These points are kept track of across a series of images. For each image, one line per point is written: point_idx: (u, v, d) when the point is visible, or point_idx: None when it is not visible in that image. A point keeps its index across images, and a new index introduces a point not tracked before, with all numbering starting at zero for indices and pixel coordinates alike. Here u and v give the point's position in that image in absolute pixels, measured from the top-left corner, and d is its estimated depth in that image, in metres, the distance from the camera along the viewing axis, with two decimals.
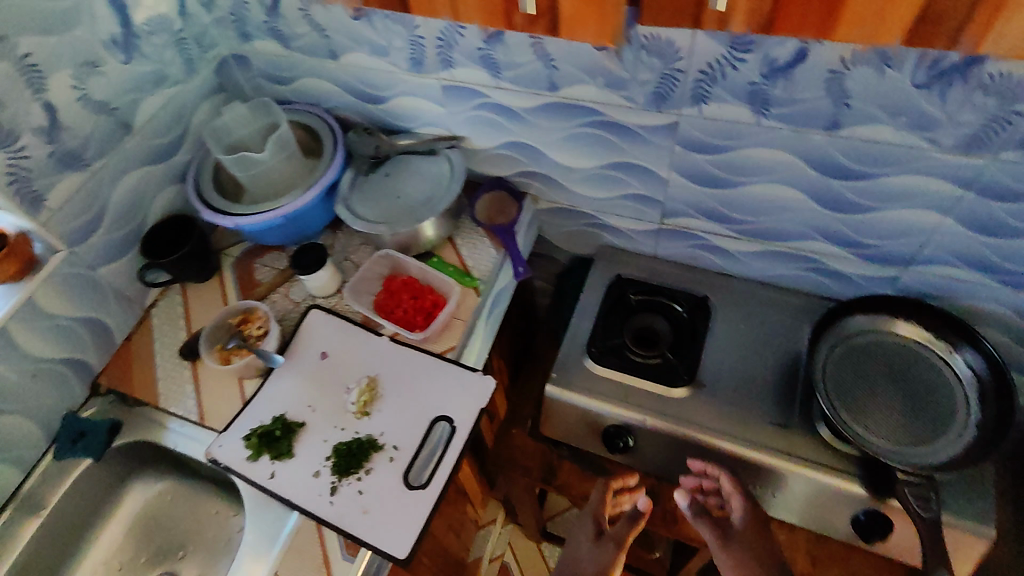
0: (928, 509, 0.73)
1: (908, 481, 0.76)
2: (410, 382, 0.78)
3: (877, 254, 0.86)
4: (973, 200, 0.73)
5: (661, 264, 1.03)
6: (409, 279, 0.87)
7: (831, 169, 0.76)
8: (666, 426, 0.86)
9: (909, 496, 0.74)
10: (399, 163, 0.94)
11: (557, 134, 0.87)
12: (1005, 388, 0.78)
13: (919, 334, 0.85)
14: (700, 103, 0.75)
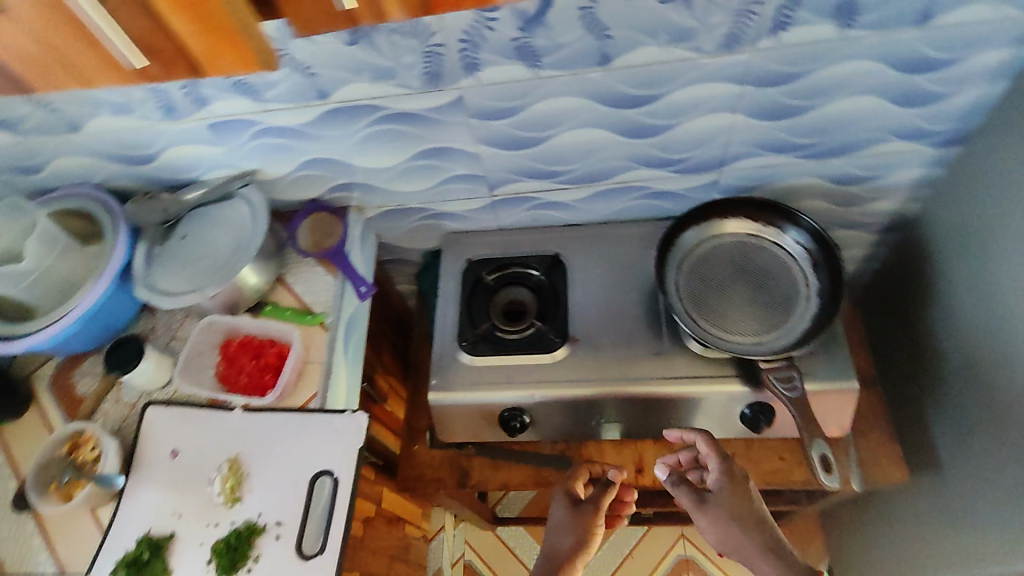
0: (793, 389, 0.79)
1: (775, 367, 0.80)
2: (276, 452, 0.75)
3: (695, 164, 0.88)
4: (752, 91, 0.75)
5: (510, 235, 1.00)
6: (245, 339, 0.84)
7: (622, 99, 0.76)
8: (553, 394, 0.85)
9: (775, 381, 0.79)
10: (196, 219, 0.86)
11: (350, 141, 0.82)
12: (829, 251, 0.85)
13: (748, 226, 0.90)
14: (472, 73, 0.72)
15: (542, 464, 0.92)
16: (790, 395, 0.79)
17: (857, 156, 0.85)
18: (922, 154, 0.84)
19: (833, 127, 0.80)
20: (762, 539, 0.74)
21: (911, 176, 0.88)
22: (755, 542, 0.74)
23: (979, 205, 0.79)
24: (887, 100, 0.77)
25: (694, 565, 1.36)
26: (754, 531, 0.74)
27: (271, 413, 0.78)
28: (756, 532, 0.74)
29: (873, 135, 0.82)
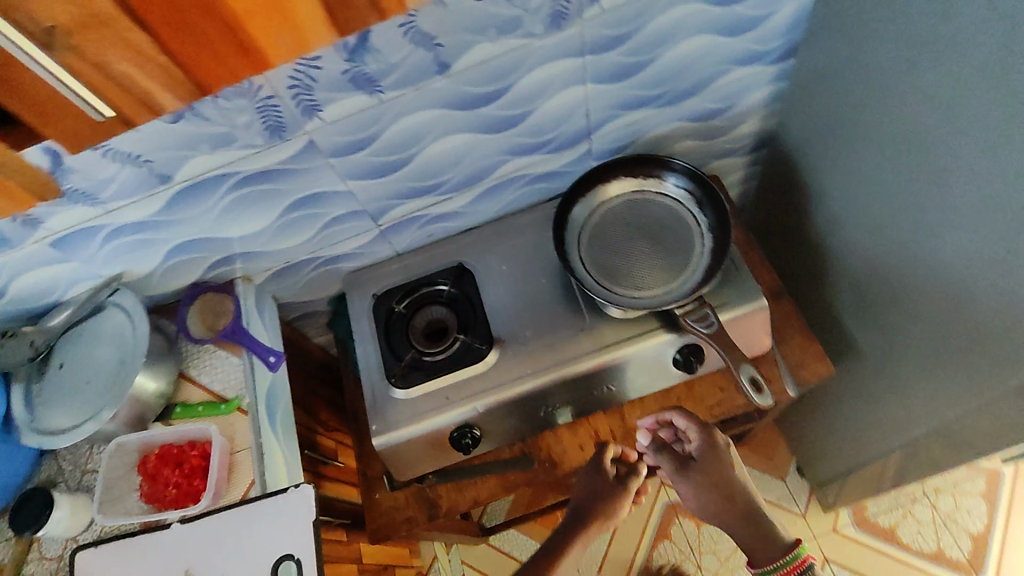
0: (711, 326, 0.81)
1: (687, 310, 0.82)
2: (228, 555, 0.72)
3: (564, 141, 0.88)
4: (593, 60, 0.76)
5: (409, 257, 0.98)
6: (162, 449, 0.79)
7: (474, 101, 0.75)
8: (494, 401, 0.85)
9: (692, 323, 0.81)
10: (70, 342, 0.81)
11: (212, 215, 0.78)
12: (708, 187, 0.88)
13: (629, 184, 0.92)
14: (314, 115, 0.69)
15: (505, 469, 0.91)
16: (707, 332, 0.80)
17: (708, 92, 0.88)
18: (765, 73, 0.88)
19: (678, 72, 0.82)
20: (737, 504, 0.84)
21: (761, 96, 0.92)
22: (729, 504, 0.84)
23: (825, 109, 0.83)
24: (718, 34, 0.79)
25: (682, 508, 1.39)
26: (727, 492, 0.84)
27: (212, 517, 0.74)
28: (726, 496, 0.84)
29: (716, 69, 0.84)
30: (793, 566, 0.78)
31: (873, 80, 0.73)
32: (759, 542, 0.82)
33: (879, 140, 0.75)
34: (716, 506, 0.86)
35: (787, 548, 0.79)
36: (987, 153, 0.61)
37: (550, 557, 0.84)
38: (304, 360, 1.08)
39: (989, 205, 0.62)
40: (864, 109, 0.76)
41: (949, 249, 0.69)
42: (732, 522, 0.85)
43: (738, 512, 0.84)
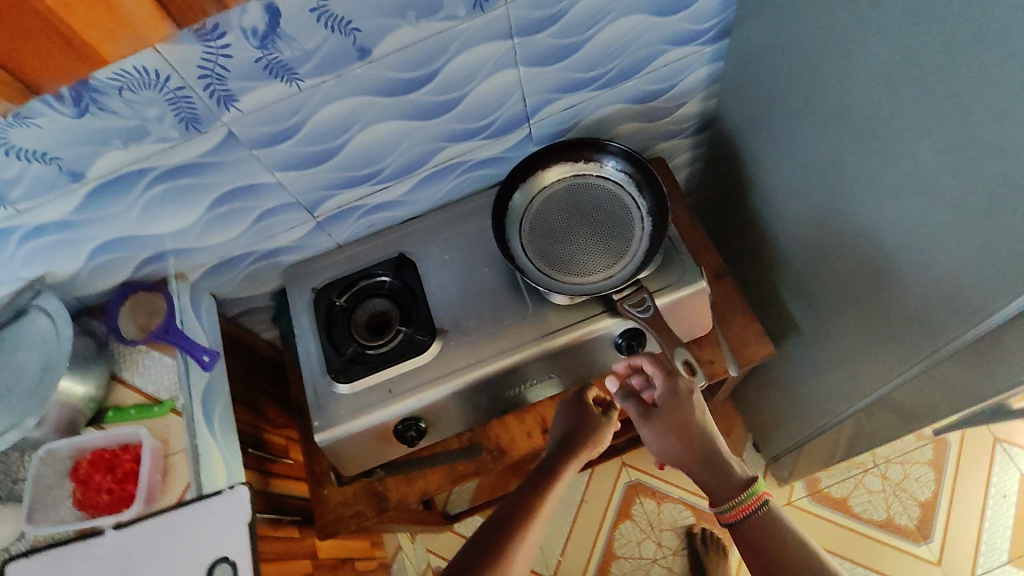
0: (646, 310, 0.81)
1: (624, 295, 0.81)
2: (163, 560, 0.71)
3: (500, 129, 0.86)
4: (522, 43, 0.74)
5: (349, 249, 0.96)
6: (94, 454, 0.76)
7: (400, 87, 0.73)
8: (437, 392, 0.84)
9: (629, 308, 0.81)
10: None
11: (133, 212, 0.75)
12: (646, 169, 0.88)
13: (568, 168, 0.91)
14: (230, 106, 0.67)
15: (456, 458, 0.91)
16: (643, 317, 0.81)
17: (646, 74, 0.86)
18: (702, 53, 0.86)
19: (613, 54, 0.80)
20: (704, 446, 0.74)
21: (700, 77, 0.91)
22: (693, 450, 0.74)
23: (760, 88, 0.83)
24: (650, 13, 0.77)
25: (642, 487, 1.41)
26: (691, 437, 0.75)
27: (147, 522, 0.73)
28: (692, 441, 0.74)
29: (650, 50, 0.82)
30: (744, 508, 0.68)
31: (803, 58, 0.72)
32: (720, 485, 0.71)
33: (812, 119, 0.75)
34: (677, 456, 0.76)
35: (745, 485, 0.69)
36: (909, 131, 0.61)
37: (551, 471, 0.75)
38: (249, 357, 1.06)
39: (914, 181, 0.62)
40: (796, 87, 0.76)
41: (875, 225, 0.71)
42: (696, 470, 0.75)
43: (702, 457, 0.74)
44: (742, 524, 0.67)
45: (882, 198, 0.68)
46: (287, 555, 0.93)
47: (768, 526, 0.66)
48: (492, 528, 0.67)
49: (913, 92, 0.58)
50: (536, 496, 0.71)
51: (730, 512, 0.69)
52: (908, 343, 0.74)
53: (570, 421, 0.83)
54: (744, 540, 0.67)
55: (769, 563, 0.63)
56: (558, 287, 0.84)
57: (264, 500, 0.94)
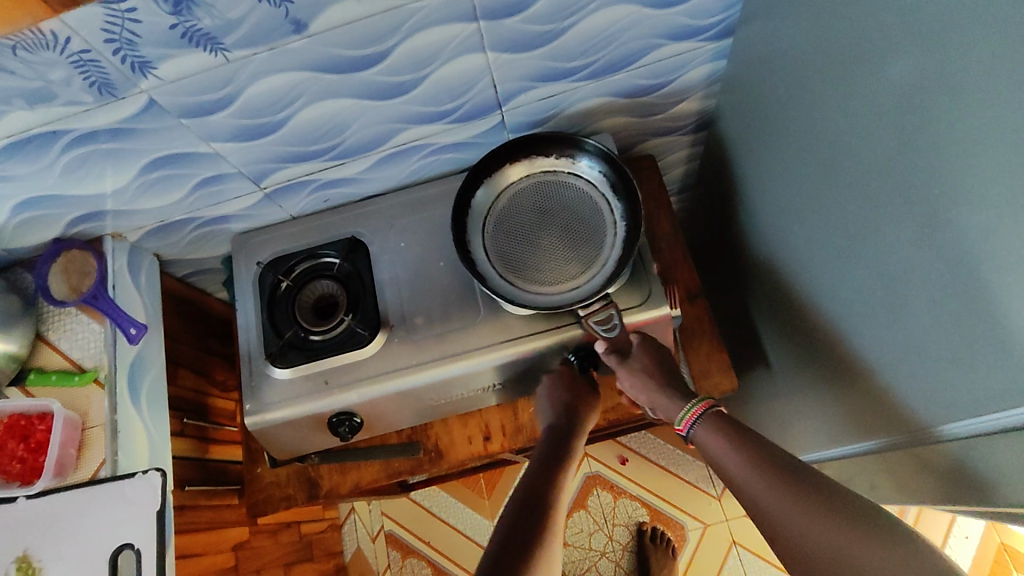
0: (612, 328, 0.76)
1: (587, 311, 0.75)
2: (66, 536, 0.69)
3: (468, 112, 0.79)
4: (488, 27, 0.67)
5: (303, 222, 0.91)
6: (8, 420, 0.72)
7: (347, 64, 0.66)
8: (377, 390, 0.79)
9: (594, 326, 0.75)
10: None
11: (52, 172, 0.69)
12: (624, 172, 0.80)
13: (539, 163, 0.83)
14: (147, 73, 0.60)
15: (394, 454, 0.88)
16: (608, 335, 0.76)
17: (637, 67, 0.80)
18: (703, 50, 0.80)
19: (598, 45, 0.74)
20: (676, 377, 0.76)
21: (701, 75, 0.85)
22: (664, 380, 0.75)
23: (770, 97, 0.74)
24: (642, 5, 0.70)
25: (601, 479, 1.39)
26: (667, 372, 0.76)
27: (55, 495, 0.70)
28: (668, 376, 0.75)
29: (641, 43, 0.76)
30: (691, 418, 0.70)
31: (816, 73, 0.63)
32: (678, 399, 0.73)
33: (817, 144, 0.66)
34: (647, 390, 0.76)
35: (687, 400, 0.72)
36: (913, 187, 0.53)
37: (553, 469, 0.74)
38: (198, 319, 1.02)
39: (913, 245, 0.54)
40: (806, 105, 0.66)
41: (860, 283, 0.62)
42: (661, 397, 0.75)
43: (672, 382, 0.75)
44: (696, 433, 0.69)
45: (877, 250, 0.60)
46: (218, 525, 0.92)
47: (716, 427, 0.67)
48: (518, 527, 0.66)
49: (924, 143, 0.50)
50: (549, 498, 0.70)
51: (681, 426, 0.71)
52: (881, 413, 0.67)
53: (559, 404, 0.80)
54: (706, 451, 0.67)
55: (739, 473, 0.62)
56: (519, 297, 0.77)
57: (198, 470, 0.93)
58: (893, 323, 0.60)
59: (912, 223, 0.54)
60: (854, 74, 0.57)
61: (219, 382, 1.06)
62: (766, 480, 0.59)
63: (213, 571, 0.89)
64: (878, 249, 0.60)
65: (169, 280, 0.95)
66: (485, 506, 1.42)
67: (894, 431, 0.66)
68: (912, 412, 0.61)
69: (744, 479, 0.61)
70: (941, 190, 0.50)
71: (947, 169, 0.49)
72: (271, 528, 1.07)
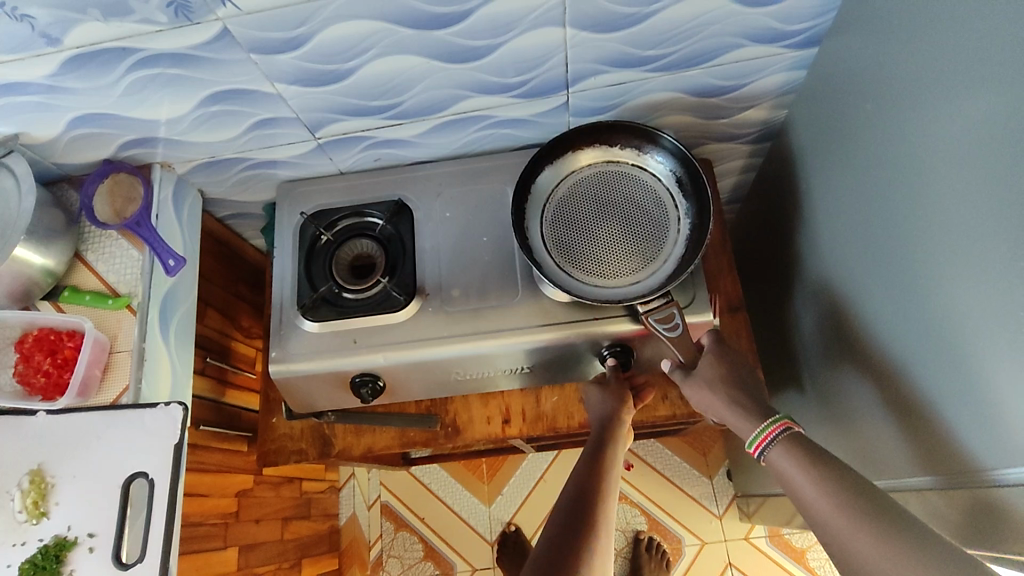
0: (674, 328, 0.73)
1: (649, 309, 0.73)
2: (82, 457, 0.69)
3: (536, 87, 0.78)
4: (573, 1, 0.65)
5: (352, 179, 0.90)
6: (38, 334, 0.72)
7: (424, 19, 0.64)
8: (405, 355, 0.77)
9: (654, 323, 0.73)
10: None
11: (115, 91, 0.69)
12: (695, 171, 0.78)
13: (605, 151, 0.81)
14: (226, 0, 0.59)
15: (411, 424, 0.87)
16: (670, 334, 0.74)
17: (712, 65, 0.78)
18: (784, 57, 0.78)
19: (681, 35, 0.72)
20: (747, 389, 0.71)
21: (775, 83, 0.83)
22: (725, 394, 0.71)
23: (850, 112, 0.72)
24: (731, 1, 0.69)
25: None
26: (740, 383, 0.71)
27: (78, 413, 0.70)
28: (738, 390, 0.71)
29: (722, 41, 0.74)
30: (764, 440, 0.66)
31: (908, 89, 0.61)
32: (750, 417, 0.68)
33: (897, 166, 0.64)
34: (716, 405, 0.72)
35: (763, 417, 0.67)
36: (1016, 214, 0.50)
37: (600, 464, 0.71)
38: (230, 262, 1.02)
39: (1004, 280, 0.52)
40: (891, 123, 0.64)
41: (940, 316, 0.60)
42: (731, 412, 0.70)
43: (743, 397, 0.70)
44: (770, 457, 0.65)
45: (957, 280, 0.58)
46: (226, 469, 0.91)
47: (786, 449, 0.64)
48: (566, 528, 0.64)
49: None
50: (598, 495, 0.67)
51: (752, 447, 0.67)
52: (926, 448, 0.65)
53: (605, 403, 0.77)
54: (783, 479, 0.63)
55: (822, 511, 0.58)
56: (577, 287, 0.76)
57: (212, 411, 0.93)
58: (962, 354, 0.58)
59: (1003, 256, 0.52)
60: (956, 91, 0.54)
61: (243, 328, 1.06)
62: (852, 521, 0.56)
63: (216, 514, 0.88)
64: (956, 278, 0.57)
65: (208, 219, 0.94)
66: (483, 491, 1.41)
67: (938, 469, 0.63)
68: (965, 450, 0.59)
69: (827, 518, 0.58)
70: None
71: None
72: (274, 481, 1.07)
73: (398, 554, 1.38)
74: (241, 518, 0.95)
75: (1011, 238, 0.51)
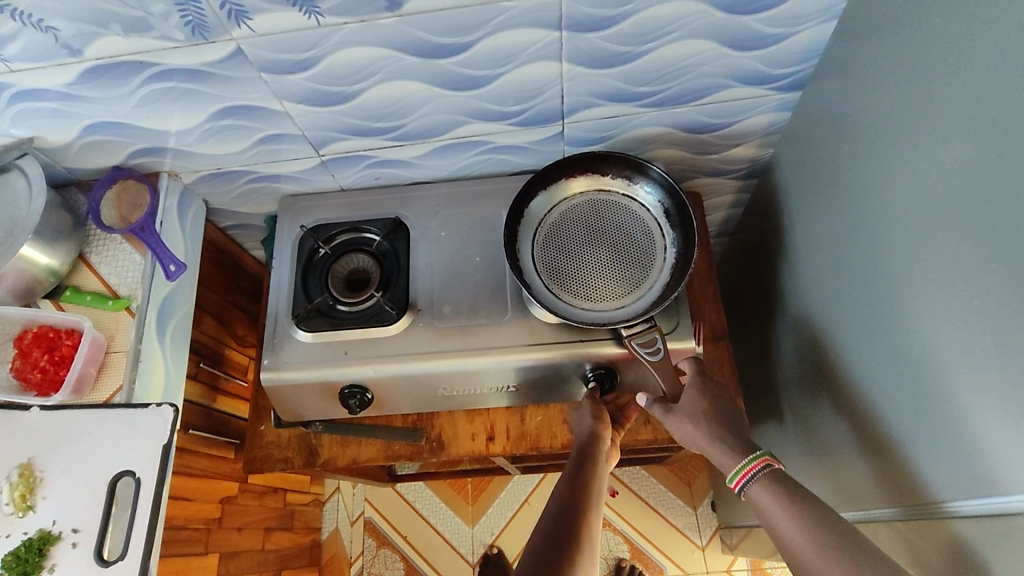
0: (655, 352, 0.76)
1: (633, 333, 0.76)
2: (72, 454, 0.70)
3: (533, 116, 0.81)
4: (571, 37, 0.69)
5: (352, 195, 0.93)
6: (37, 332, 0.74)
7: (428, 48, 0.68)
8: (394, 368, 0.79)
9: (637, 347, 0.75)
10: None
11: (129, 102, 0.72)
12: (682, 203, 0.81)
13: (596, 180, 0.84)
14: (242, 22, 0.62)
15: (396, 437, 0.88)
16: (651, 358, 0.75)
17: (702, 104, 0.82)
18: (771, 99, 0.82)
19: (672, 74, 0.76)
20: (730, 424, 0.73)
21: (762, 123, 0.86)
22: (709, 429, 0.73)
23: (831, 153, 0.75)
24: (719, 44, 0.72)
25: None
26: (722, 419, 0.73)
27: (72, 409, 0.72)
28: (717, 423, 0.73)
29: (711, 81, 0.78)
30: (744, 475, 0.67)
31: (884, 133, 0.64)
32: (731, 452, 0.70)
33: (872, 206, 0.67)
34: (698, 439, 0.73)
35: (744, 454, 0.69)
36: (975, 256, 0.53)
37: (584, 483, 0.72)
38: (230, 271, 1.04)
39: (968, 318, 0.54)
40: (867, 166, 0.67)
41: (909, 352, 0.62)
42: (714, 449, 0.71)
43: (727, 433, 0.72)
44: (750, 492, 0.67)
45: (923, 318, 0.60)
46: (212, 475, 0.93)
47: (771, 486, 0.65)
48: (549, 542, 0.65)
49: (994, 217, 0.51)
50: (581, 515, 0.68)
51: (732, 483, 0.68)
52: (894, 479, 0.66)
53: (589, 424, 0.79)
54: (761, 512, 0.65)
55: (798, 547, 0.61)
56: (564, 309, 0.78)
57: (202, 415, 0.94)
58: (928, 389, 0.60)
59: (968, 295, 0.54)
60: (927, 139, 0.57)
61: (236, 336, 1.07)
62: (826, 559, 0.58)
63: (199, 519, 0.89)
64: (925, 314, 0.60)
65: (211, 229, 0.97)
66: (468, 511, 1.41)
67: (904, 501, 0.65)
68: (929, 482, 0.61)
69: (803, 554, 0.60)
70: (1005, 267, 0.50)
71: (1012, 246, 0.49)
72: (258, 490, 1.08)
73: (378, 572, 1.38)
74: (224, 525, 0.96)
75: (972, 281, 0.54)
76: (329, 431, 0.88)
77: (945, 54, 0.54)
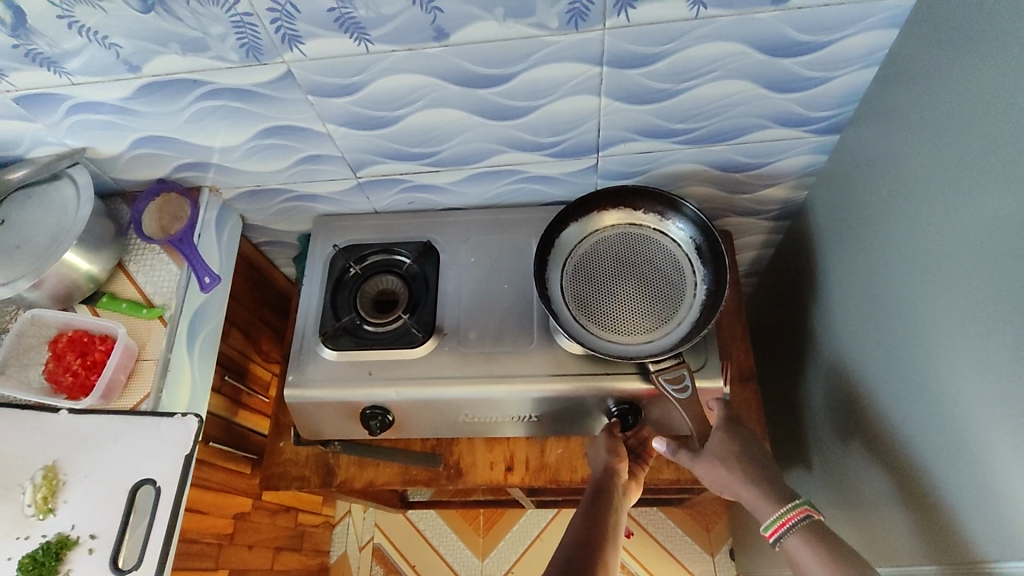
0: (683, 390, 0.74)
1: (661, 368, 0.75)
2: (96, 459, 0.71)
3: (569, 148, 0.82)
4: (611, 73, 0.70)
5: (384, 218, 0.95)
6: (72, 336, 0.75)
7: (471, 78, 0.70)
8: (417, 392, 0.79)
9: (665, 383, 0.74)
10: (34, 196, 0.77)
11: (179, 118, 0.75)
12: (714, 241, 0.81)
13: (628, 214, 0.85)
14: (294, 46, 0.65)
15: (413, 461, 0.87)
16: (678, 396, 0.74)
17: (737, 143, 0.82)
18: (807, 141, 0.82)
19: (709, 113, 0.76)
20: (762, 467, 0.71)
21: (798, 164, 0.86)
22: (741, 471, 0.71)
23: (868, 197, 0.74)
24: (758, 85, 0.73)
25: None
26: (756, 460, 0.71)
27: (99, 415, 0.72)
28: (750, 465, 0.71)
29: (748, 121, 0.78)
30: (781, 525, 0.65)
31: (924, 179, 0.63)
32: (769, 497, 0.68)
33: (911, 252, 0.66)
34: (730, 481, 0.71)
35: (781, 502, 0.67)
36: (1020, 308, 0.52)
37: (602, 520, 0.70)
38: (260, 287, 1.06)
39: (1013, 370, 0.53)
40: (906, 211, 0.66)
41: (948, 402, 0.61)
42: (748, 491, 0.69)
43: (761, 476, 0.70)
44: (786, 543, 0.65)
45: (964, 368, 0.59)
46: (228, 489, 0.92)
47: (808, 540, 0.63)
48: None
49: None
50: (598, 553, 0.66)
51: (766, 532, 0.66)
52: (932, 534, 0.64)
53: (605, 459, 0.77)
54: (797, 564, 0.64)
55: None
56: (591, 341, 0.77)
57: (222, 428, 0.94)
58: (969, 442, 0.58)
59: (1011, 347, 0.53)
60: (969, 186, 0.57)
61: (261, 351, 1.08)
62: None
63: (212, 533, 0.88)
64: (965, 364, 0.58)
65: (245, 244, 0.99)
66: (478, 544, 1.38)
67: (943, 558, 0.62)
68: (970, 539, 0.58)
69: None
70: None
71: None
72: (271, 508, 1.07)
73: None
74: (235, 541, 0.95)
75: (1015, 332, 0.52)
76: (347, 451, 0.88)
77: (990, 103, 0.54)
